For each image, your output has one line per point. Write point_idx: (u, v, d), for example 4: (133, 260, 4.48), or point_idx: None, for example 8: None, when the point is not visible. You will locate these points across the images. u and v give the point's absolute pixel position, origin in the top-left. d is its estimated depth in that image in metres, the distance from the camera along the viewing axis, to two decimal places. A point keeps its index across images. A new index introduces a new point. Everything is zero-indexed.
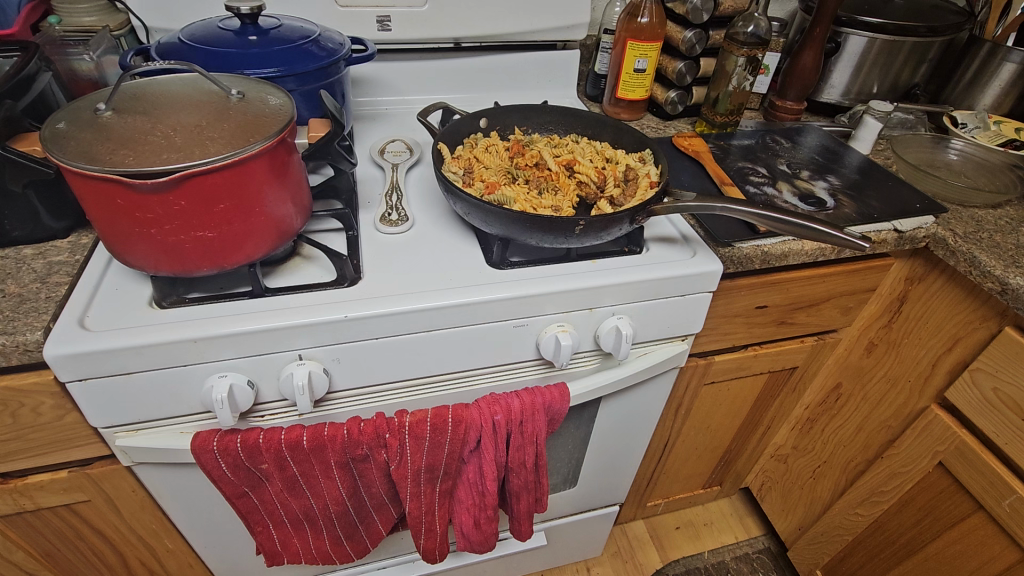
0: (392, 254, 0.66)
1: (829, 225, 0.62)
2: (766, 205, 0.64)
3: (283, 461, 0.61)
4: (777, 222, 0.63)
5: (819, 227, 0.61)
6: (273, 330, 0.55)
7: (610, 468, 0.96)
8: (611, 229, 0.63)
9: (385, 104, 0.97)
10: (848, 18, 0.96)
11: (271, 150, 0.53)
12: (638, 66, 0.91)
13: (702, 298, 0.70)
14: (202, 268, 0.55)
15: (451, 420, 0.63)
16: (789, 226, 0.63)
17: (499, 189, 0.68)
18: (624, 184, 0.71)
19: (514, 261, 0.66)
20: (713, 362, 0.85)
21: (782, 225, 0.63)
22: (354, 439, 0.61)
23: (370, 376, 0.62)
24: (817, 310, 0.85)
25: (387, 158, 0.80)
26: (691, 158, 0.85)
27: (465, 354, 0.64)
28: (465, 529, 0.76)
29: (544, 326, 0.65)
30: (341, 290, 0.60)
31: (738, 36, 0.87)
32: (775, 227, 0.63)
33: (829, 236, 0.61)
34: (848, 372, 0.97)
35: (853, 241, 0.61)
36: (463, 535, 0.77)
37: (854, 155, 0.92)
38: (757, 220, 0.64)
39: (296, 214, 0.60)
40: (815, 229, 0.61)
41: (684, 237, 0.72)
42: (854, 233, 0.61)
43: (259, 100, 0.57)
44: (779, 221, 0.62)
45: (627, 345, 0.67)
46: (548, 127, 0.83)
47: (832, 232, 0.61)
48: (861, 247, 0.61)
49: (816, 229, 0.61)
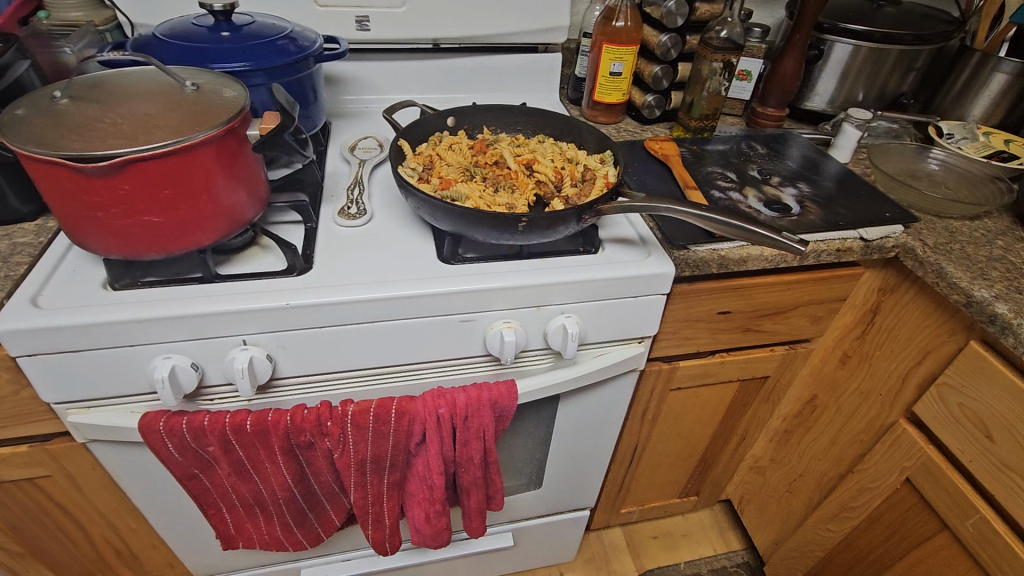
0: (347, 246, 0.67)
1: (771, 228, 0.61)
2: (712, 207, 0.63)
3: (228, 445, 0.63)
4: (719, 225, 0.62)
5: (760, 230, 0.61)
6: (216, 314, 0.57)
7: (575, 470, 0.95)
8: (558, 227, 0.63)
9: (365, 102, 0.99)
10: (830, 24, 0.95)
11: (218, 139, 0.55)
12: (614, 69, 0.91)
13: (656, 300, 0.69)
14: (151, 253, 0.57)
15: (395, 412, 0.64)
16: (731, 228, 0.62)
17: (454, 186, 0.69)
18: (581, 184, 0.71)
19: (465, 257, 0.66)
20: (677, 367, 0.84)
21: (723, 228, 0.62)
22: (297, 425, 0.63)
23: (316, 364, 0.63)
24: (785, 318, 0.83)
25: (356, 154, 0.83)
26: (660, 161, 0.85)
27: (411, 346, 0.65)
28: (416, 524, 0.76)
29: (491, 322, 0.65)
30: (289, 278, 0.62)
31: (712, 41, 0.87)
32: (718, 229, 0.63)
33: (769, 240, 0.61)
34: (822, 384, 0.95)
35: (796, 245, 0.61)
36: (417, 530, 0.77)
37: (832, 163, 0.91)
38: (705, 222, 0.63)
39: (249, 202, 0.62)
40: (755, 232, 0.61)
41: (641, 238, 0.71)
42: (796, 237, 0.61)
43: (214, 92, 0.59)
44: (722, 223, 0.62)
45: (574, 343, 0.67)
46: (516, 127, 0.84)
47: (772, 235, 0.61)
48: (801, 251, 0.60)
49: (757, 232, 0.61)
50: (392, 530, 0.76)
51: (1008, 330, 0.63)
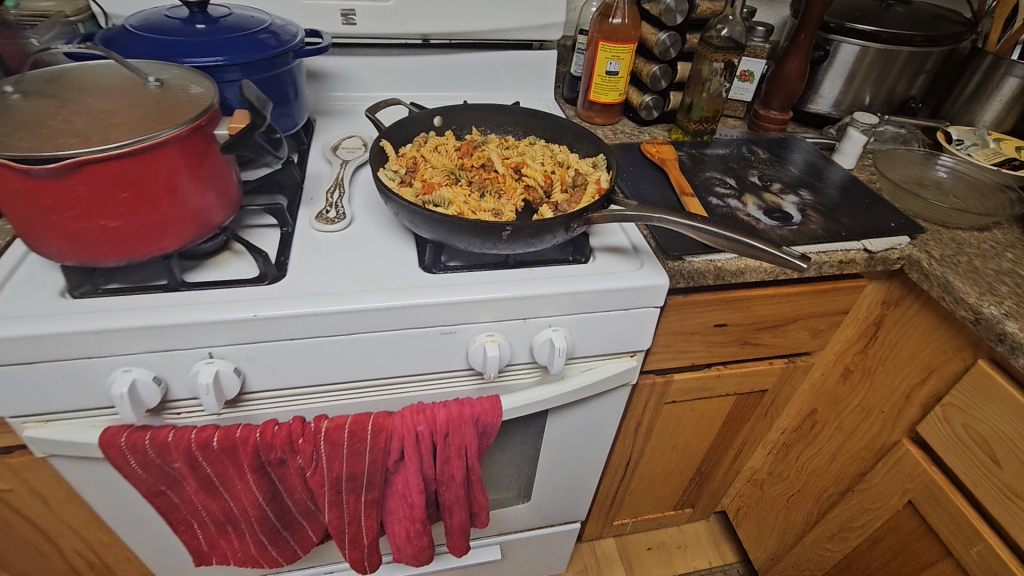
0: (323, 252, 0.64)
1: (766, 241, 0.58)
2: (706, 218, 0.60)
3: (194, 462, 0.60)
4: (714, 237, 0.59)
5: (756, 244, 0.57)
6: (179, 326, 0.53)
7: (565, 484, 0.92)
8: (545, 236, 0.59)
9: (353, 99, 0.95)
10: (837, 24, 0.91)
11: (182, 138, 0.52)
12: (610, 68, 0.88)
13: (648, 313, 0.66)
14: (109, 259, 0.53)
15: (371, 428, 0.61)
16: (725, 242, 0.59)
17: (436, 190, 0.65)
18: (571, 189, 0.68)
19: (448, 265, 0.63)
20: (672, 380, 0.81)
21: (717, 241, 0.59)
22: (267, 443, 0.59)
23: (288, 378, 0.60)
24: (785, 331, 0.79)
25: (339, 154, 0.79)
26: (657, 165, 0.81)
27: (390, 360, 0.62)
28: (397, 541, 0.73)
29: (474, 334, 0.62)
30: (260, 287, 0.58)
31: (712, 41, 0.83)
32: (711, 241, 0.60)
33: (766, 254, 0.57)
34: (824, 398, 0.91)
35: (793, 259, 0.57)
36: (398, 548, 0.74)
37: (835, 170, 0.88)
38: (697, 232, 0.60)
39: (217, 204, 0.58)
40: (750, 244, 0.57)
41: (635, 248, 0.68)
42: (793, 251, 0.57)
43: (179, 88, 0.56)
44: (716, 235, 0.59)
45: (561, 358, 0.63)
46: (506, 128, 0.80)
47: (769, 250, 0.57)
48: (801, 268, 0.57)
49: (753, 246, 0.58)
50: (372, 549, 0.73)
51: (1018, 349, 0.59)
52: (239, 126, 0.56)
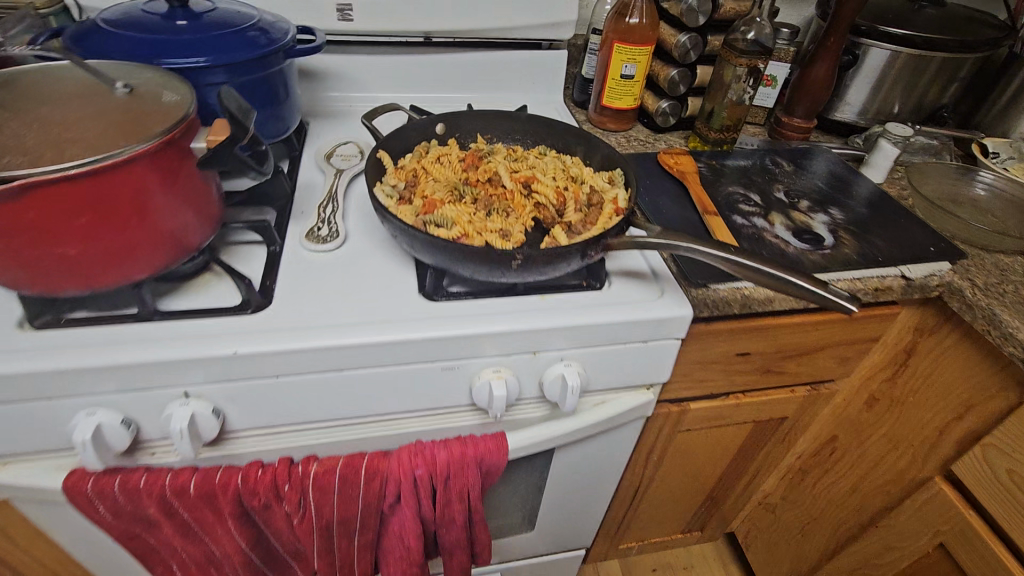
0: (312, 277, 0.58)
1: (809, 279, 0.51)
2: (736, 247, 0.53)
3: (169, 508, 0.54)
4: (750, 273, 0.52)
5: (799, 282, 0.50)
6: (151, 365, 0.48)
7: (571, 513, 0.87)
8: (558, 264, 0.53)
9: (349, 101, 0.89)
10: (868, 27, 0.85)
11: (152, 154, 0.46)
12: (626, 71, 0.82)
13: (669, 346, 0.60)
14: (69, 288, 0.47)
15: (365, 472, 0.56)
16: (763, 278, 0.52)
17: (438, 209, 0.59)
18: (586, 208, 0.62)
19: (451, 292, 0.57)
20: (688, 409, 0.75)
21: (753, 277, 0.52)
22: (249, 489, 0.54)
23: (273, 417, 0.55)
24: (810, 359, 0.74)
25: (333, 162, 0.73)
26: (675, 178, 0.75)
27: (386, 397, 0.56)
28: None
29: (478, 369, 0.56)
30: (241, 317, 0.52)
31: (737, 43, 0.77)
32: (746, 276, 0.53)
33: (810, 294, 0.50)
34: (845, 427, 0.86)
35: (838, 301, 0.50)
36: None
37: (864, 184, 0.82)
38: (730, 267, 0.52)
39: (196, 224, 0.53)
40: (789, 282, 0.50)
41: (655, 273, 0.62)
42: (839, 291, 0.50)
43: (150, 95, 0.50)
44: (752, 270, 0.52)
45: (574, 396, 0.58)
46: (514, 136, 0.74)
47: (814, 289, 0.50)
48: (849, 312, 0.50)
49: (795, 285, 0.50)
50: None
51: None
52: (219, 139, 0.50)
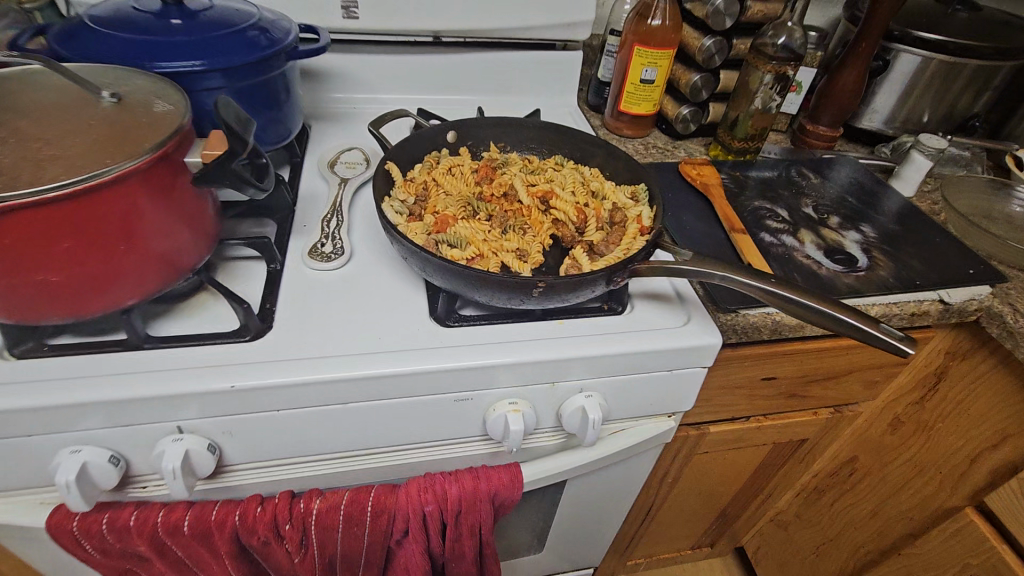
0: (315, 299, 0.54)
1: (857, 314, 0.45)
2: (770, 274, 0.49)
3: (161, 547, 0.51)
4: (794, 307, 0.47)
5: (848, 319, 0.45)
6: (143, 400, 0.44)
7: (582, 535, 0.84)
8: (581, 292, 0.50)
9: (353, 102, 0.85)
10: (901, 32, 0.81)
11: (143, 171, 0.42)
12: (646, 76, 0.77)
13: (695, 375, 0.57)
14: (51, 317, 0.43)
15: (371, 510, 0.52)
16: (808, 314, 0.46)
17: (451, 228, 0.56)
18: (608, 227, 0.58)
19: (464, 316, 0.54)
20: (707, 432, 0.71)
21: (797, 313, 0.47)
22: (248, 527, 0.51)
23: (272, 450, 0.51)
24: (837, 383, 0.71)
25: (338, 171, 0.69)
26: (698, 191, 0.71)
27: (393, 429, 0.52)
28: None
29: (493, 401, 0.53)
30: (240, 345, 0.49)
31: (765, 48, 0.73)
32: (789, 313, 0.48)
33: (860, 333, 0.45)
34: (866, 448, 0.82)
35: (892, 344, 0.44)
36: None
37: (894, 197, 0.78)
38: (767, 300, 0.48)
39: (191, 243, 0.49)
40: (829, 315, 0.45)
41: (680, 295, 0.58)
42: (892, 329, 0.44)
43: (141, 105, 0.46)
44: (796, 304, 0.46)
45: (595, 430, 0.54)
46: (529, 145, 0.70)
47: (865, 326, 0.44)
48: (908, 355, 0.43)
49: (843, 322, 0.45)
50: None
51: None
52: (214, 152, 0.46)
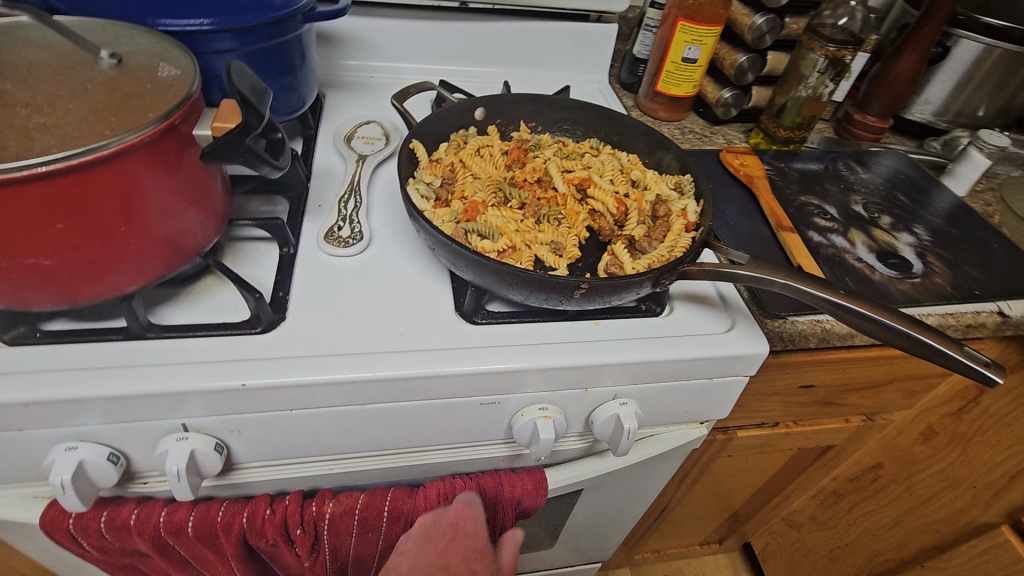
0: (332, 288, 0.50)
1: (936, 334, 0.41)
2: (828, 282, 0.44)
3: (163, 547, 0.48)
4: (870, 325, 0.42)
5: (930, 341, 0.40)
6: (144, 397, 0.40)
7: (595, 534, 0.81)
8: (624, 294, 0.45)
9: (370, 71, 0.79)
10: (966, 17, 0.75)
11: (147, 145, 0.37)
12: (688, 54, 0.72)
13: (736, 383, 0.53)
14: (44, 303, 0.39)
15: (387, 515, 0.49)
16: (884, 333, 0.42)
17: (481, 216, 0.51)
18: (649, 221, 0.54)
19: (492, 312, 0.50)
20: (734, 437, 0.68)
21: (873, 332, 0.42)
22: (256, 530, 0.47)
23: (281, 449, 0.47)
24: (874, 393, 0.67)
25: (355, 146, 0.64)
26: (741, 182, 0.67)
27: (413, 430, 0.49)
28: (464, 526, 0.47)
29: (521, 405, 0.49)
30: (252, 338, 0.45)
31: (822, 29, 0.67)
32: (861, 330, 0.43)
33: (944, 358, 0.40)
34: (891, 455, 0.79)
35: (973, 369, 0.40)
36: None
37: (945, 195, 0.73)
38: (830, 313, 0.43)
39: (199, 224, 0.44)
40: (905, 335, 0.41)
41: (723, 298, 0.54)
42: (972, 353, 0.40)
43: (145, 69, 0.41)
44: (872, 323, 0.42)
45: (629, 439, 0.50)
46: (562, 125, 0.65)
47: (950, 350, 0.40)
48: (993, 382, 0.40)
49: (925, 344, 0.40)
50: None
51: None
52: (226, 125, 0.41)
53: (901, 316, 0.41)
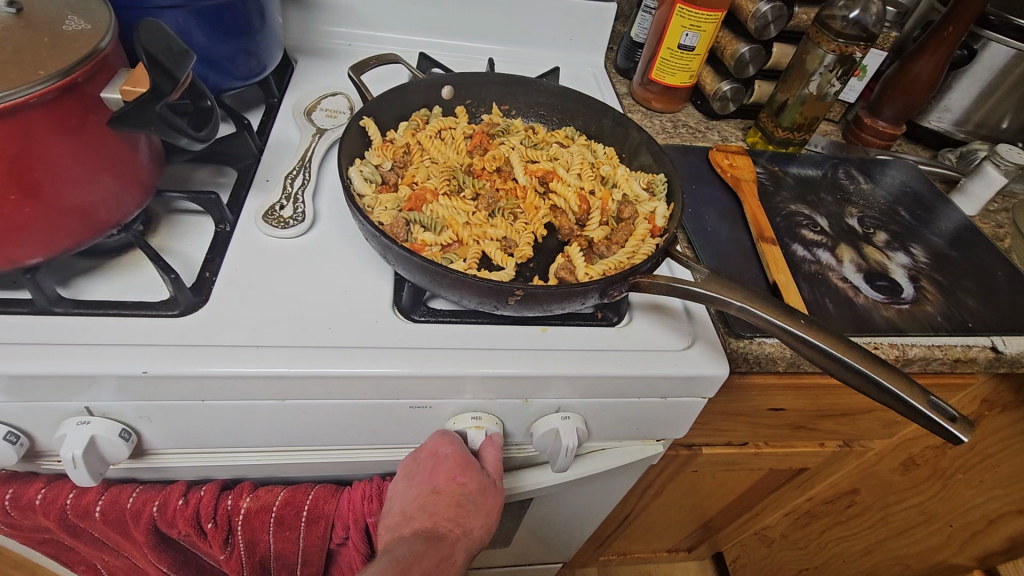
0: (262, 271, 0.47)
1: (901, 379, 0.36)
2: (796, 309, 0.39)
3: (74, 527, 0.47)
4: (830, 363, 0.37)
5: (891, 386, 0.36)
6: (36, 380, 0.38)
7: (551, 538, 0.79)
8: (569, 302, 0.42)
9: (349, 38, 0.74)
10: (998, 17, 0.68)
11: (38, 105, 0.34)
12: (685, 41, 0.66)
13: (692, 404, 0.49)
14: None
15: (307, 515, 0.47)
16: (843, 372, 0.37)
17: (427, 206, 0.48)
18: (613, 222, 0.50)
19: (431, 309, 0.46)
20: (699, 454, 0.64)
21: (830, 369, 0.38)
22: (167, 520, 0.45)
23: (197, 439, 0.45)
24: (853, 420, 0.63)
25: (317, 119, 0.60)
26: (728, 184, 0.62)
27: (341, 429, 0.46)
28: (442, 453, 0.44)
29: (453, 412, 0.46)
30: (166, 320, 0.42)
31: (833, 22, 0.61)
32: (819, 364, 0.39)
33: (907, 407, 0.36)
34: (867, 483, 0.74)
35: (937, 421, 0.35)
36: (464, 503, 0.44)
37: (953, 213, 0.67)
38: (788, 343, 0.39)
39: (116, 195, 0.41)
40: (864, 377, 0.36)
41: (688, 313, 0.50)
42: (938, 405, 0.36)
43: (49, 23, 0.37)
44: (831, 359, 0.37)
45: (568, 455, 0.48)
46: (537, 110, 0.61)
47: (913, 400, 0.35)
48: (958, 439, 0.35)
49: (886, 388, 0.36)
50: (451, 511, 0.43)
51: None
52: (136, 90, 0.37)
53: (861, 354, 0.37)
